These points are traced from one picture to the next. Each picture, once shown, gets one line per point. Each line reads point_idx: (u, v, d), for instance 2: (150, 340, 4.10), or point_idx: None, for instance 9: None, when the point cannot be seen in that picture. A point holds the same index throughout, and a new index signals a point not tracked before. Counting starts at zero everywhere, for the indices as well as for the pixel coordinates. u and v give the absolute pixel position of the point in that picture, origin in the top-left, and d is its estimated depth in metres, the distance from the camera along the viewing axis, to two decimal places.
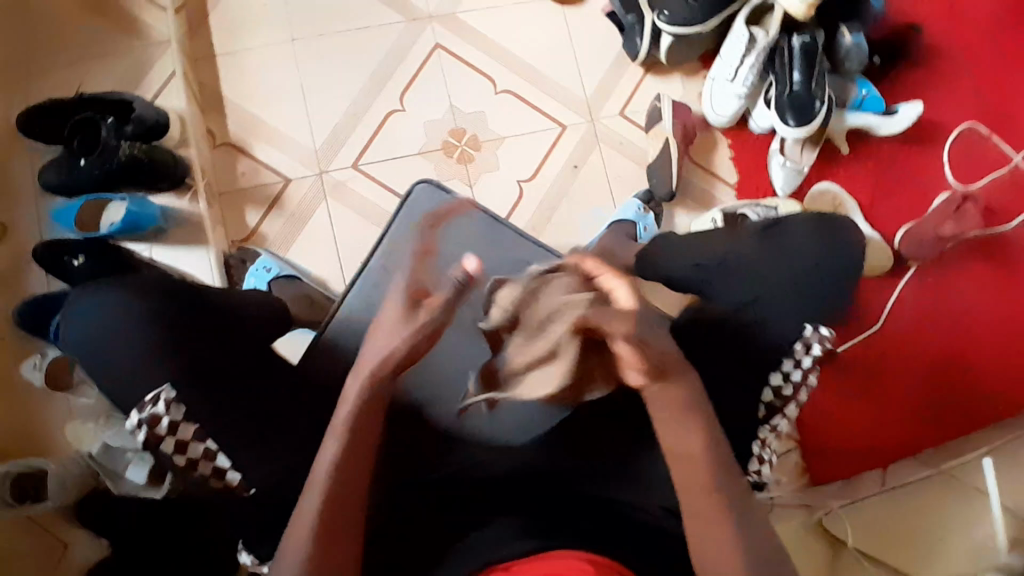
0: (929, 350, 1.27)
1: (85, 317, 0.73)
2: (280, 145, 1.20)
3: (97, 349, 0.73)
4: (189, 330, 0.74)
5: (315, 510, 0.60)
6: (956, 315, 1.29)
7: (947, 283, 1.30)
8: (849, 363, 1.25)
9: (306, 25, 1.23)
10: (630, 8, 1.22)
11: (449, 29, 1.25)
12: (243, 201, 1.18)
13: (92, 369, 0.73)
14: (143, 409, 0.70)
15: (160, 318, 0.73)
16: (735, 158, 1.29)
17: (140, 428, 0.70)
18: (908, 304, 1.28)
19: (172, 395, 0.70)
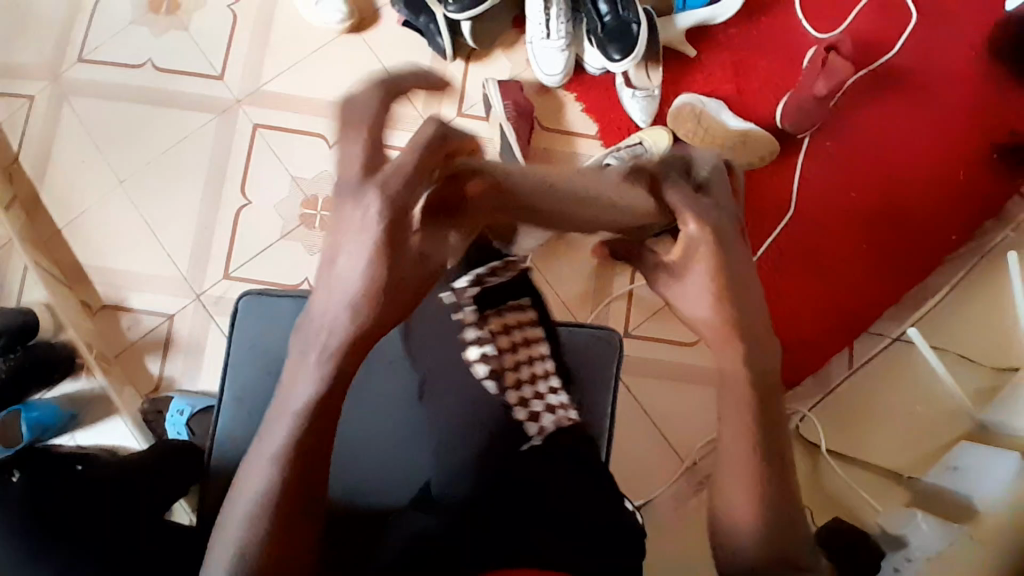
0: (853, 208, 1.21)
1: None
2: (149, 286, 1.19)
3: None
4: (59, 531, 0.76)
5: None
6: (870, 166, 1.22)
7: (846, 136, 1.23)
8: (777, 256, 1.19)
9: (129, 163, 1.22)
10: (418, 10, 1.18)
11: (261, 106, 1.22)
12: (138, 356, 1.18)
13: None
14: None
15: (27, 531, 0.77)
16: (586, 107, 1.24)
17: None
18: (815, 174, 1.22)
19: None
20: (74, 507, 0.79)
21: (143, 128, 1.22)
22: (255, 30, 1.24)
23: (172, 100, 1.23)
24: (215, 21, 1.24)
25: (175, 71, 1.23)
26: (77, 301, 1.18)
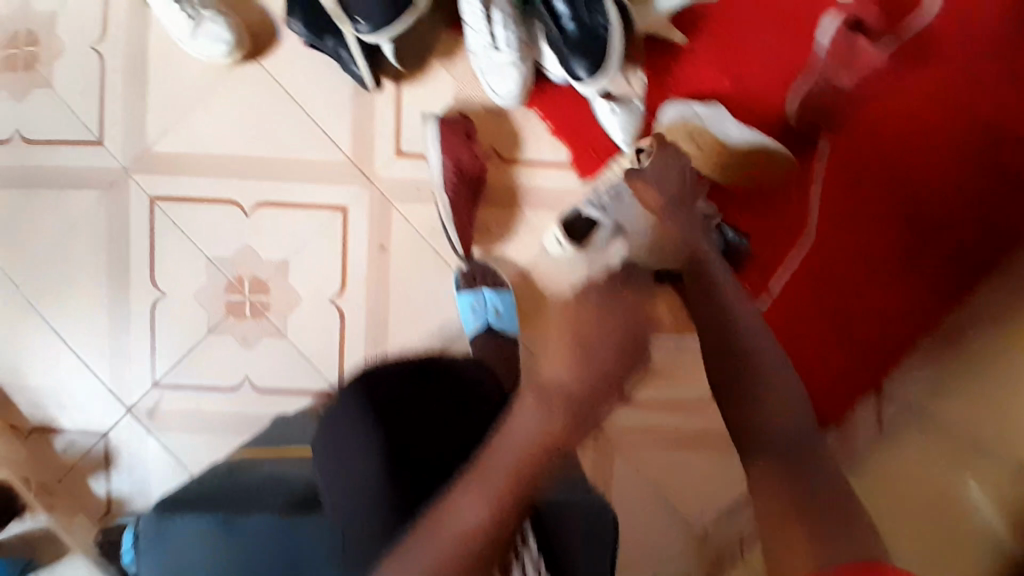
0: (901, 206, 0.97)
1: None
2: (74, 402, 1.03)
3: None
4: None
5: None
6: (922, 147, 0.96)
7: (888, 114, 0.96)
8: (805, 283, 0.98)
9: (18, 262, 1.02)
10: (320, 30, 0.91)
11: (156, 173, 1.00)
12: (80, 478, 1.04)
13: None
14: None
15: None
16: (553, 127, 0.99)
17: None
18: (849, 171, 0.97)
19: None
20: None
21: (23, 218, 1.01)
22: (127, 75, 0.99)
23: (50, 178, 1.01)
24: (78, 70, 1.00)
25: (44, 140, 1.00)
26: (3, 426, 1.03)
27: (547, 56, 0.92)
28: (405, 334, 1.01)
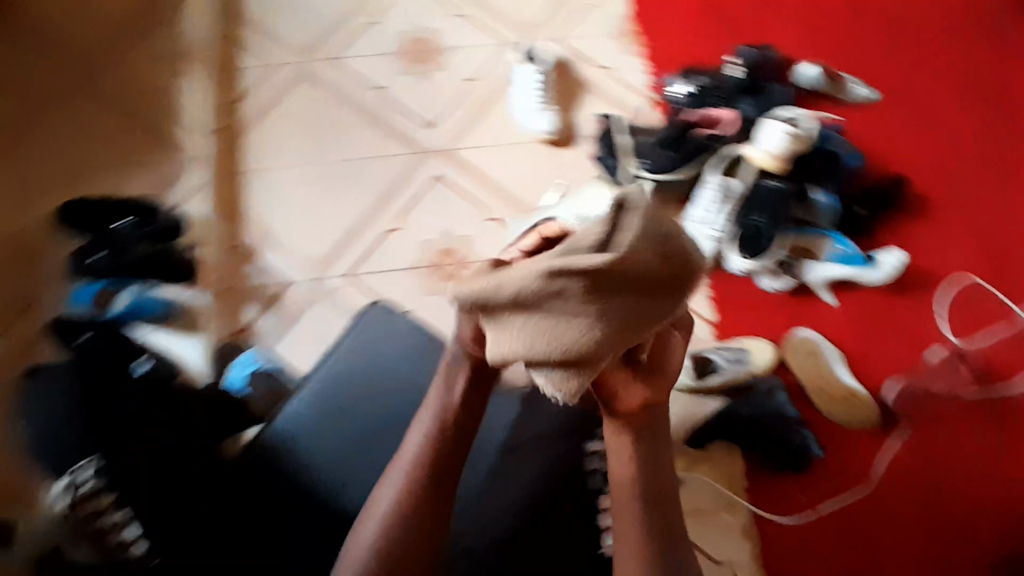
0: (936, 510, 1.16)
1: (35, 420, 0.95)
2: (282, 252, 1.31)
3: (47, 441, 0.93)
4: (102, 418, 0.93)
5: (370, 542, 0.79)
6: (969, 478, 1.18)
7: (953, 439, 1.20)
8: (840, 518, 1.16)
9: (322, 151, 1.35)
10: (612, 153, 1.26)
11: (447, 163, 1.34)
12: (240, 298, 1.27)
13: (45, 448, 0.93)
14: (76, 482, 0.89)
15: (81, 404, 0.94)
16: (714, 297, 1.26)
17: (69, 493, 0.90)
18: (910, 459, 1.19)
19: (97, 475, 0.89)
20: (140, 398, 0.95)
21: (347, 130, 1.36)
22: (474, 101, 1.36)
23: (382, 123, 1.36)
24: (446, 81, 1.38)
25: (395, 101, 1.37)
26: (223, 231, 1.30)
27: (730, 249, 1.23)
28: None
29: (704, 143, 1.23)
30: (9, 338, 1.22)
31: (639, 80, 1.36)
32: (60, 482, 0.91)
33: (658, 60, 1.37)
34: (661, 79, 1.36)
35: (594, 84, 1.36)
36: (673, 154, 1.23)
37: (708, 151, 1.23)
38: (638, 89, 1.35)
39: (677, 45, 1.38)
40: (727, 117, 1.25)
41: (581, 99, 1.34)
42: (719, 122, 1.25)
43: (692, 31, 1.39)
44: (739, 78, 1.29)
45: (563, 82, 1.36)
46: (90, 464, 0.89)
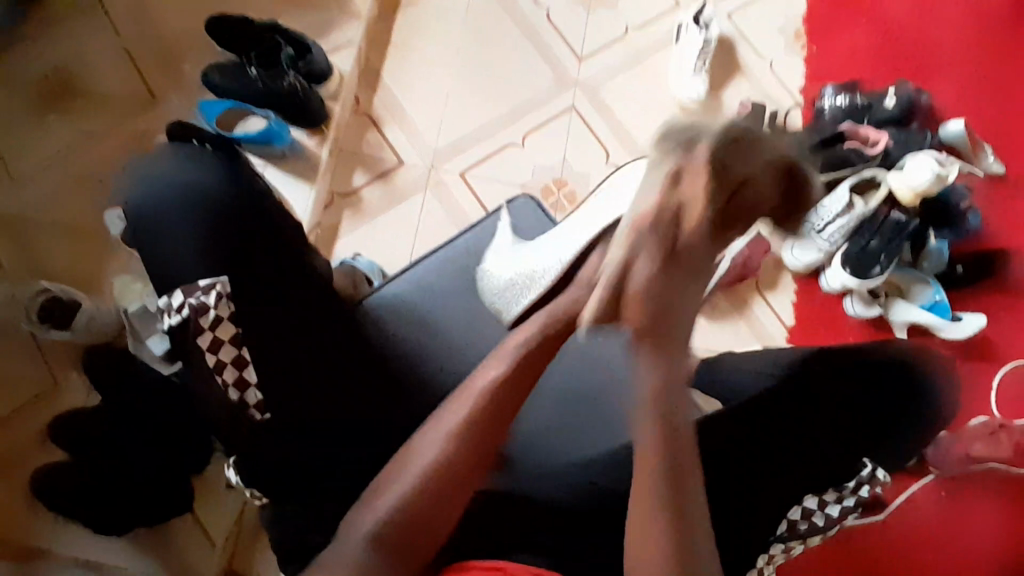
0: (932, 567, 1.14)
1: (155, 194, 0.72)
2: (407, 131, 1.30)
3: (155, 219, 0.72)
4: (231, 269, 0.73)
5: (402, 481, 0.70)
6: (975, 546, 1.15)
7: (971, 506, 1.17)
8: (839, 544, 1.15)
9: (472, 48, 1.36)
10: None
11: (588, 98, 1.36)
12: (356, 161, 1.27)
13: (148, 241, 0.72)
14: (193, 295, 0.70)
15: (212, 240, 0.72)
16: (796, 304, 1.28)
17: (182, 311, 0.69)
18: (923, 512, 1.17)
19: (226, 290, 0.71)
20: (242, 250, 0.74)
21: (502, 37, 1.37)
22: (631, 50, 1.40)
23: (538, 41, 1.38)
24: (609, 20, 1.41)
25: (556, 25, 1.39)
26: (356, 93, 1.30)
27: (837, 265, 1.23)
28: None
29: (845, 156, 1.25)
30: (123, 129, 1.20)
31: (795, 83, 1.42)
32: (176, 298, 0.70)
33: (813, 72, 1.43)
34: (812, 91, 1.42)
35: (750, 72, 1.42)
36: (818, 154, 1.24)
37: (845, 165, 1.26)
38: (791, 89, 1.42)
39: (834, 65, 1.43)
40: (879, 140, 1.26)
41: (733, 79, 1.41)
42: (869, 143, 1.27)
43: (853, 56, 1.43)
44: (892, 109, 1.32)
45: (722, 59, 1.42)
46: (217, 288, 0.71)
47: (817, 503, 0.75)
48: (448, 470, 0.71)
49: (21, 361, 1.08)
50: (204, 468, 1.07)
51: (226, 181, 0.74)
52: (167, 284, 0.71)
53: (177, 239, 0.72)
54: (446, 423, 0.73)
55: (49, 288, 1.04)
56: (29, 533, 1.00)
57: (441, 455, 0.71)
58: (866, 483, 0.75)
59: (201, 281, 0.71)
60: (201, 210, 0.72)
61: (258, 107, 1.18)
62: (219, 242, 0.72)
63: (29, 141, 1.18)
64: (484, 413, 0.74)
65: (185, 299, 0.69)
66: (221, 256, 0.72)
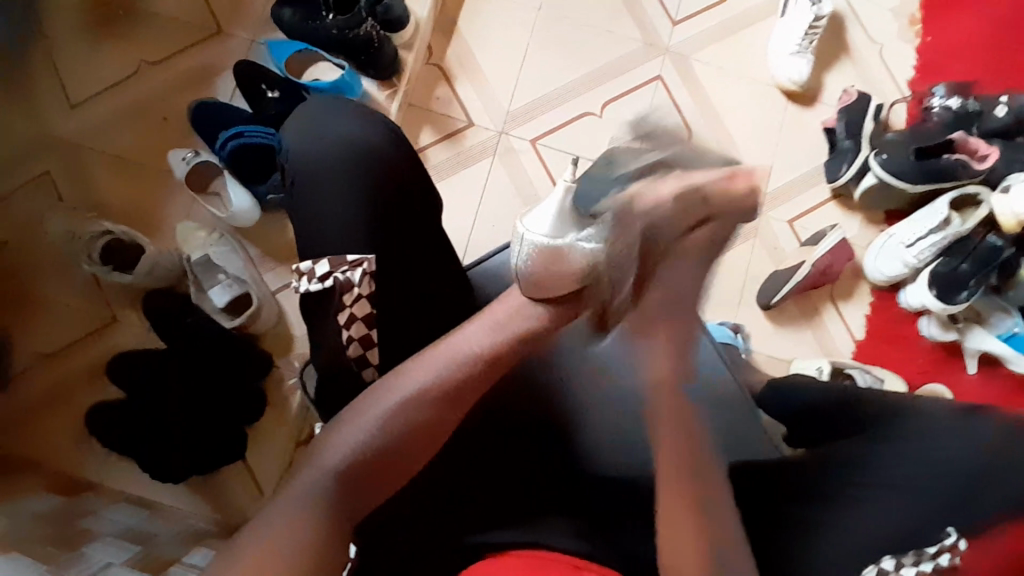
0: None
1: (319, 137, 0.71)
2: (479, 89, 1.22)
3: (318, 163, 0.70)
4: (389, 216, 0.70)
5: (382, 413, 0.60)
6: None
7: None
8: None
9: (558, 0, 1.25)
10: (850, 134, 1.22)
11: (677, 69, 1.26)
12: (425, 119, 1.21)
13: (308, 184, 0.70)
14: (339, 269, 0.67)
15: (369, 186, 0.69)
16: (868, 317, 1.24)
17: (330, 281, 0.67)
18: None
19: (372, 269, 0.68)
20: (403, 206, 0.71)
21: None
22: (730, 19, 1.27)
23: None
24: None
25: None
26: (430, 44, 1.22)
27: (921, 282, 1.17)
28: None
29: (949, 168, 1.16)
30: (187, 62, 1.15)
31: (904, 74, 1.29)
32: (323, 267, 0.68)
33: (927, 64, 1.29)
34: (921, 86, 1.29)
35: (857, 55, 1.29)
36: (915, 161, 1.16)
37: (949, 178, 1.16)
38: (898, 80, 1.29)
39: (950, 58, 1.29)
40: (988, 155, 1.15)
41: (839, 62, 1.29)
42: (977, 156, 1.16)
43: (974, 49, 1.29)
44: (1002, 119, 1.18)
45: (829, 39, 1.29)
46: (363, 264, 0.67)
47: (896, 566, 0.66)
48: (426, 427, 0.61)
49: (80, 295, 1.09)
50: (256, 420, 1.07)
51: (394, 141, 0.72)
52: (315, 252, 0.70)
53: (334, 200, 0.69)
54: (431, 372, 0.61)
55: (112, 230, 1.02)
56: (88, 465, 1.04)
57: (421, 406, 0.61)
58: (947, 552, 0.67)
59: (348, 255, 0.68)
60: (360, 171, 0.69)
61: (329, 54, 1.13)
62: (381, 215, 0.69)
63: (90, 67, 1.14)
64: (478, 369, 0.63)
65: (331, 271, 0.67)
66: (372, 232, 0.69)
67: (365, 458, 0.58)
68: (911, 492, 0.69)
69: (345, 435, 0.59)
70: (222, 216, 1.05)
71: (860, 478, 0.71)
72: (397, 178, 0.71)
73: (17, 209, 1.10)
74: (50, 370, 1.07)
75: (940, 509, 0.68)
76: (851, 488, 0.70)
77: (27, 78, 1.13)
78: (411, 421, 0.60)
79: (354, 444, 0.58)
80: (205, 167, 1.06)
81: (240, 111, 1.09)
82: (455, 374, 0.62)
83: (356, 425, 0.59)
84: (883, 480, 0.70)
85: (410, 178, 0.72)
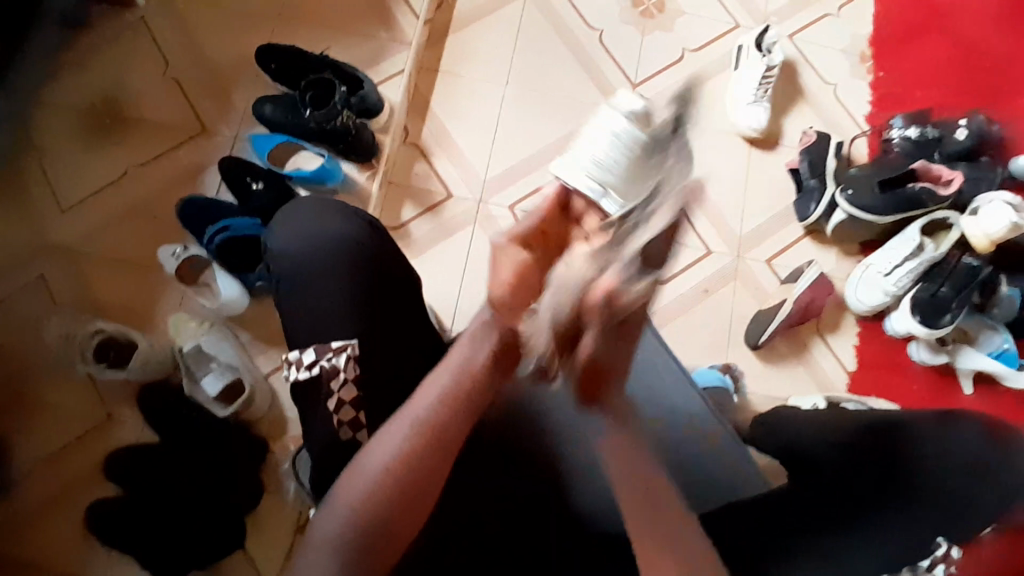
0: None
1: (292, 231, 0.74)
2: (456, 162, 1.28)
3: (291, 255, 0.73)
4: (366, 300, 0.72)
5: (374, 475, 0.59)
6: None
7: None
8: None
9: (523, 74, 1.32)
10: (814, 173, 1.26)
11: None
12: (405, 195, 1.26)
13: (285, 275, 0.73)
14: (325, 357, 0.70)
15: (343, 274, 0.72)
16: (858, 348, 1.25)
17: (317, 369, 0.70)
18: None
19: (355, 353, 0.71)
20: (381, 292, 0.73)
21: (554, 61, 1.33)
22: (687, 76, 1.35)
23: (592, 66, 1.34)
24: (665, 44, 1.36)
25: (611, 51, 1.35)
26: (406, 124, 1.29)
27: (904, 309, 1.18)
28: (681, 346, 1.23)
29: (916, 197, 1.19)
30: (175, 161, 1.21)
31: (859, 111, 1.35)
32: (309, 355, 0.71)
33: (880, 100, 1.36)
34: (879, 121, 1.34)
35: (813, 98, 1.36)
36: (880, 194, 1.19)
37: (916, 206, 1.19)
38: (856, 116, 1.35)
39: (902, 92, 1.36)
40: (952, 179, 1.18)
41: (795, 106, 1.35)
42: (941, 182, 1.20)
43: (925, 81, 1.36)
44: (963, 141, 1.24)
45: (783, 86, 1.36)
46: (346, 349, 0.71)
47: None
48: (407, 485, 0.59)
49: (75, 394, 1.10)
50: (252, 508, 1.05)
51: (366, 226, 0.75)
52: (302, 338, 0.72)
53: (311, 290, 0.72)
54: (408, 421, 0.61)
55: (104, 328, 1.04)
56: (85, 569, 1.02)
57: (400, 470, 0.59)
58: (940, 563, 0.69)
59: (334, 342, 0.71)
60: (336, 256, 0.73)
61: (309, 143, 1.19)
62: (363, 297, 0.72)
63: (83, 174, 1.19)
64: (448, 421, 0.62)
65: (318, 358, 0.71)
66: (351, 310, 0.72)
67: (359, 535, 0.58)
68: (893, 513, 0.71)
69: (335, 512, 0.58)
70: (211, 306, 1.08)
71: (841, 501, 0.72)
72: (369, 263, 0.73)
73: (14, 315, 1.13)
74: (45, 472, 1.07)
75: (928, 523, 0.71)
76: (830, 510, 0.72)
77: (22, 188, 1.18)
78: (394, 480, 0.59)
79: (348, 514, 0.58)
80: (194, 260, 1.10)
81: (225, 205, 1.14)
82: (427, 426, 0.61)
83: (340, 497, 0.59)
84: (856, 499, 0.72)
85: (383, 260, 0.75)
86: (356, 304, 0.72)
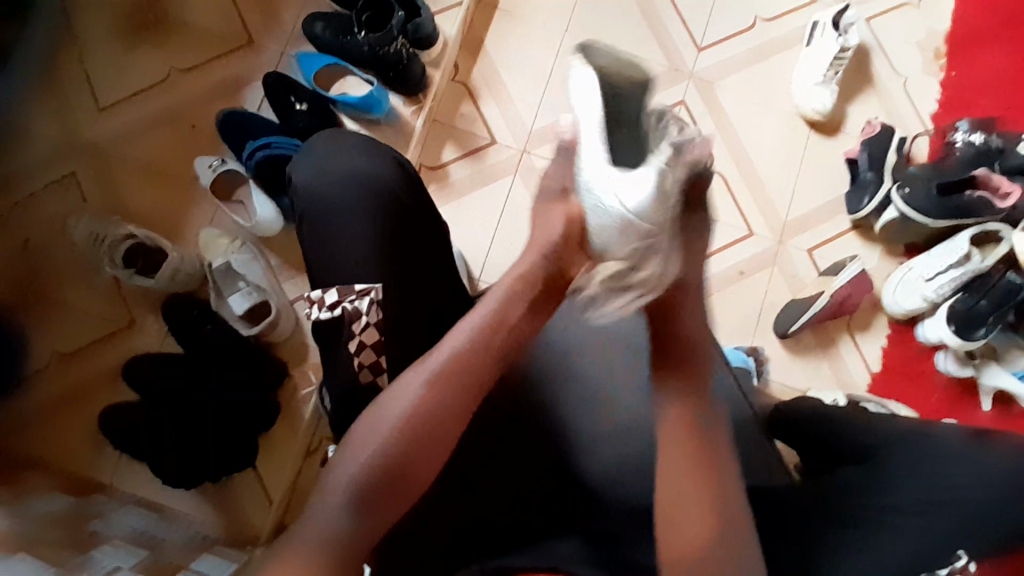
0: None
1: (315, 173, 0.73)
2: (504, 107, 1.23)
3: (315, 198, 0.73)
4: (391, 246, 0.72)
5: (399, 412, 0.58)
6: None
7: None
8: None
9: (584, 23, 1.26)
10: (872, 166, 1.22)
11: (701, 94, 1.27)
12: (448, 135, 1.22)
13: (309, 220, 0.73)
14: (349, 299, 0.69)
15: (368, 220, 0.71)
16: (885, 350, 1.23)
17: (340, 313, 0.69)
18: None
19: (379, 297, 0.70)
20: (405, 238, 0.72)
21: (618, 15, 1.27)
22: (756, 48, 1.28)
23: (657, 25, 1.27)
24: (737, 10, 1.29)
25: (679, 9, 1.28)
26: (456, 60, 1.23)
27: (939, 317, 1.16)
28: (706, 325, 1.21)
29: (970, 206, 1.15)
30: (217, 71, 1.16)
31: (926, 108, 1.29)
32: (332, 296, 0.70)
33: (950, 100, 1.29)
34: (945, 121, 1.29)
35: (882, 89, 1.29)
36: (937, 198, 1.15)
37: (969, 215, 1.16)
38: (922, 114, 1.29)
39: (975, 95, 1.29)
40: (1010, 193, 1.14)
41: (862, 94, 1.29)
42: (999, 193, 1.15)
43: (1000, 88, 1.29)
44: None
45: (853, 72, 1.29)
46: (370, 294, 0.70)
47: None
48: (431, 424, 0.59)
49: (100, 297, 1.09)
50: (268, 429, 1.07)
51: (391, 172, 0.74)
52: (344, 270, 0.71)
53: (335, 235, 0.71)
54: (427, 367, 0.61)
55: (135, 234, 1.03)
56: (98, 467, 1.04)
57: (421, 409, 0.59)
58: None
59: (357, 284, 0.70)
60: (365, 199, 0.72)
61: (355, 68, 1.14)
62: (389, 245, 0.71)
63: (122, 72, 1.15)
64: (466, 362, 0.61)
65: (340, 299, 0.69)
66: (394, 251, 0.71)
67: (375, 472, 0.56)
68: (912, 517, 0.69)
69: (356, 454, 0.57)
70: (245, 225, 1.06)
71: (858, 501, 0.71)
72: (395, 208, 0.73)
73: (42, 210, 1.11)
74: (67, 368, 1.08)
75: (951, 531, 0.68)
76: (847, 508, 0.71)
77: (59, 79, 1.14)
78: (420, 420, 0.58)
79: (367, 454, 0.57)
80: (229, 175, 1.08)
81: (267, 122, 1.11)
82: (449, 370, 0.61)
83: (365, 439, 0.58)
84: (875, 501, 0.70)
85: (408, 206, 0.73)
86: (381, 250, 0.71)
